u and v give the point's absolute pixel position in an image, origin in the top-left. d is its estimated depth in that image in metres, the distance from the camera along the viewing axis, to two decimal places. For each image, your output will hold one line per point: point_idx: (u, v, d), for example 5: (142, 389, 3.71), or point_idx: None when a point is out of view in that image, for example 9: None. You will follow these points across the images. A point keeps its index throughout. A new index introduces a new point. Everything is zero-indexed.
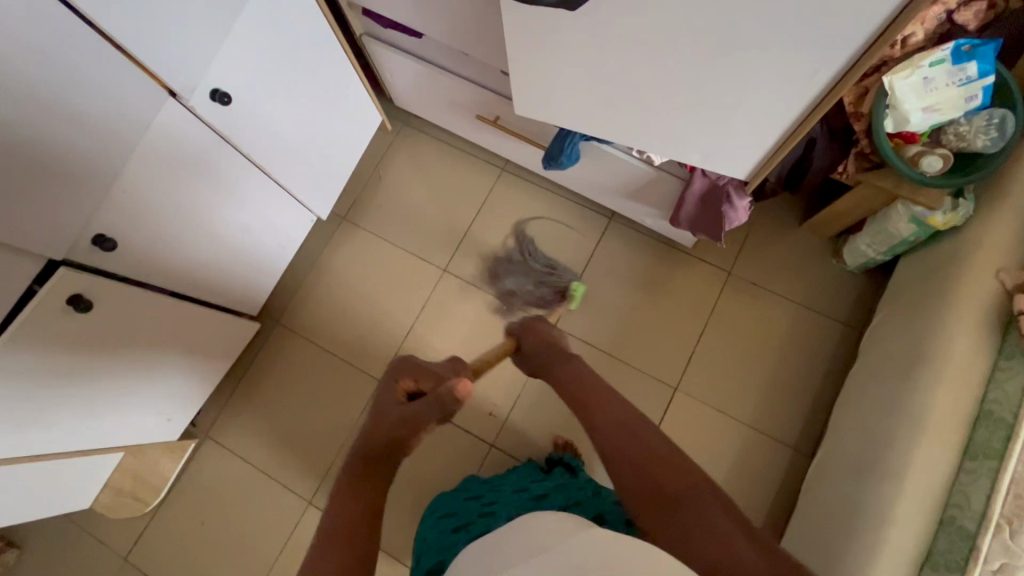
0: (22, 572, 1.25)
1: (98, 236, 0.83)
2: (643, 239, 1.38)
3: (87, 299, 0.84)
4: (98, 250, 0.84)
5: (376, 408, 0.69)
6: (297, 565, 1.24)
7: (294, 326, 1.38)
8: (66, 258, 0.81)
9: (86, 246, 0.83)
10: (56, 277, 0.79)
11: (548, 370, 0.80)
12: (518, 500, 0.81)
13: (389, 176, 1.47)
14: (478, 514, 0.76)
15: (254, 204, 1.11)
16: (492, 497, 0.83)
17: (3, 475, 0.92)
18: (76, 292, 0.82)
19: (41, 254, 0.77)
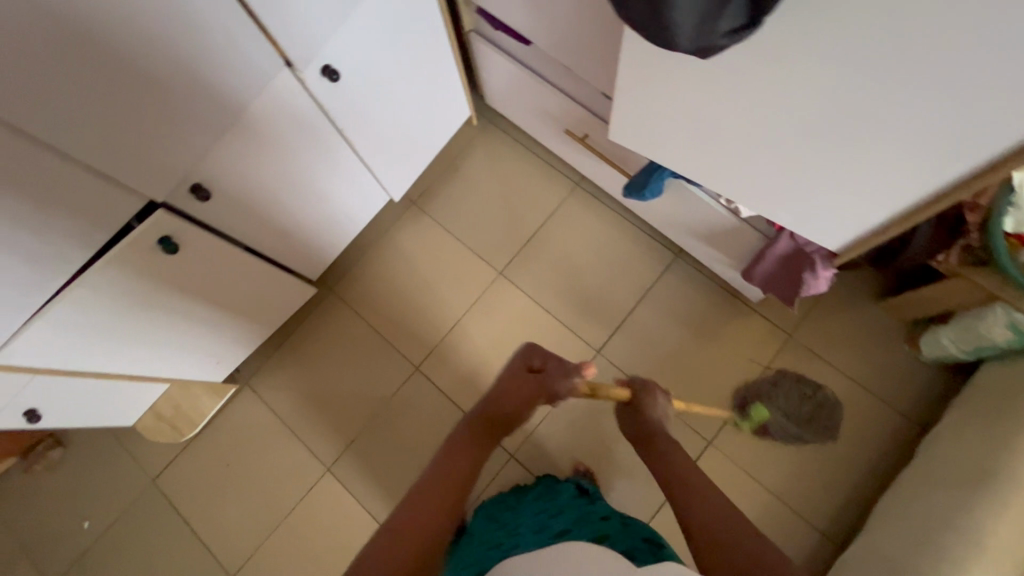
0: (63, 470, 1.35)
1: (196, 185, 0.88)
2: (705, 282, 1.34)
3: (175, 241, 0.90)
4: (194, 199, 0.89)
5: (506, 373, 0.79)
6: (305, 526, 1.28)
7: (346, 297, 1.42)
8: (166, 201, 0.86)
9: (184, 192, 0.88)
10: (155, 217, 0.85)
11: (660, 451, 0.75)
12: (537, 536, 0.82)
13: (464, 170, 1.48)
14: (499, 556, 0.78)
15: (340, 178, 1.14)
16: (510, 539, 0.85)
17: (64, 381, 0.99)
18: (166, 233, 0.88)
19: (145, 194, 0.82)
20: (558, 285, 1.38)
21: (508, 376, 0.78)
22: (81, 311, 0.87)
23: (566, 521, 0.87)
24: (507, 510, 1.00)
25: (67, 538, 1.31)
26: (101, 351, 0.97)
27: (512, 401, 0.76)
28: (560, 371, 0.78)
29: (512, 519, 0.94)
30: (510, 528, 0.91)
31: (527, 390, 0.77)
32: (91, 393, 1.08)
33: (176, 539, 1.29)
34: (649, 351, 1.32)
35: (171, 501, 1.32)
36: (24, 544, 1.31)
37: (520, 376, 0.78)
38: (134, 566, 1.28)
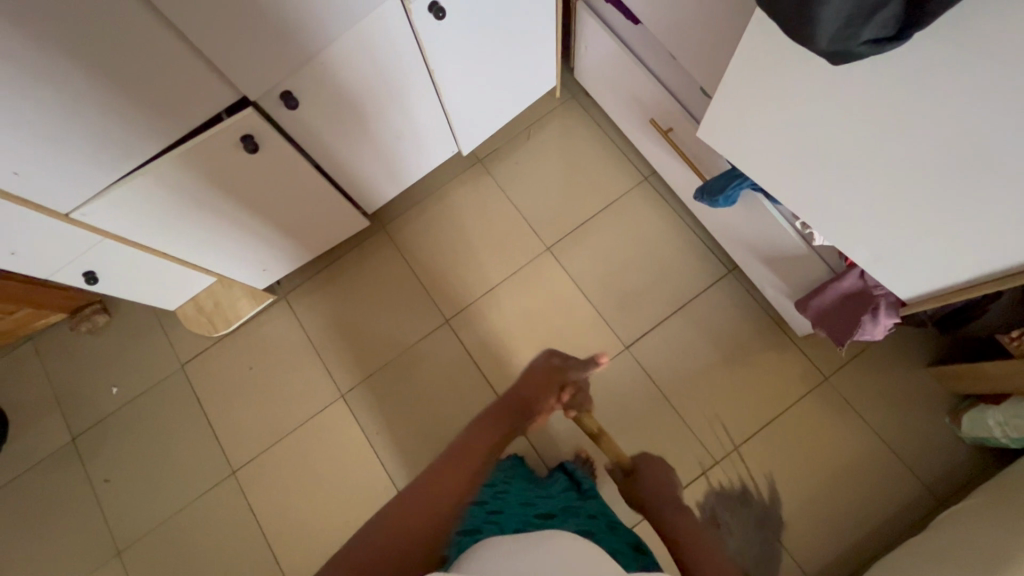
0: (104, 336, 1.44)
1: (286, 93, 0.90)
2: (752, 305, 1.31)
3: (256, 141, 0.92)
4: (282, 105, 0.91)
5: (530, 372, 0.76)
6: (309, 441, 1.33)
7: (394, 237, 1.44)
8: (257, 100, 0.89)
9: (275, 97, 0.90)
10: (242, 113, 0.88)
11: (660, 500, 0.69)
12: (520, 515, 0.82)
13: (536, 139, 1.47)
14: (482, 522, 0.78)
15: (418, 117, 1.15)
16: (494, 505, 0.85)
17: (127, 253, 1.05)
18: (249, 132, 0.90)
19: (240, 89, 0.85)
20: (603, 275, 1.37)
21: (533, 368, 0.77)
22: (154, 187, 0.90)
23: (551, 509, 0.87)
24: (498, 476, 1.05)
25: (96, 398, 1.39)
26: (163, 232, 1.01)
27: (534, 389, 0.74)
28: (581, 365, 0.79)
29: (502, 487, 0.97)
30: (496, 492, 0.92)
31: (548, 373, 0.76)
32: (145, 269, 1.14)
33: (190, 423, 1.36)
34: (678, 359, 1.30)
35: (193, 388, 1.39)
36: (57, 395, 1.40)
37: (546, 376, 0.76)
38: (149, 440, 1.35)
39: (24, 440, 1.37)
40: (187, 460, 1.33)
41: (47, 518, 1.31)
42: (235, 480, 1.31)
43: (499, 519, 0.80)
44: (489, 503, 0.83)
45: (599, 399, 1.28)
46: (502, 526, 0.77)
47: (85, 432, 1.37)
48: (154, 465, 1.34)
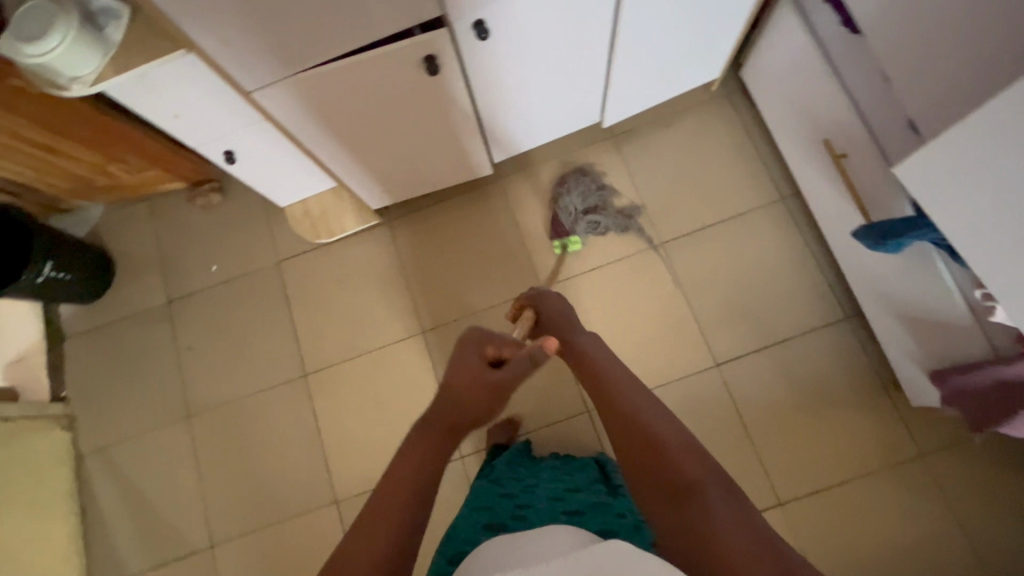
0: (213, 214, 1.49)
1: (480, 22, 0.86)
2: (862, 359, 1.23)
3: (437, 66, 0.89)
4: (472, 34, 0.88)
5: (456, 380, 0.67)
6: (380, 367, 1.35)
7: (508, 192, 1.41)
8: (453, 22, 0.86)
9: (469, 24, 0.87)
10: (434, 33, 0.85)
11: (647, 441, 0.57)
12: (550, 509, 0.82)
13: (677, 129, 1.40)
14: (508, 519, 0.80)
15: (581, 72, 1.10)
16: (524, 500, 0.86)
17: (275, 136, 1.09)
18: (434, 53, 0.87)
19: (443, 7, 0.82)
20: (711, 286, 1.31)
21: (465, 380, 0.66)
22: (333, 91, 0.90)
23: (581, 501, 0.86)
24: (529, 468, 1.06)
25: (196, 270, 1.46)
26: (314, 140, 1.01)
27: (472, 407, 0.65)
28: (529, 361, 0.67)
29: (533, 477, 0.99)
30: (528, 486, 0.93)
31: (495, 384, 0.66)
32: (280, 158, 1.17)
33: (274, 317, 1.41)
34: (767, 392, 1.24)
35: (282, 284, 1.43)
36: (161, 257, 1.47)
37: (473, 387, 0.66)
38: (234, 323, 1.41)
39: (125, 291, 1.46)
40: (264, 351, 1.39)
41: (131, 367, 1.40)
42: (305, 383, 1.35)
43: (522, 511, 0.82)
44: (520, 498, 0.86)
45: (676, 407, 1.25)
46: (527, 522, 0.78)
47: (179, 299, 1.44)
48: (235, 346, 1.40)
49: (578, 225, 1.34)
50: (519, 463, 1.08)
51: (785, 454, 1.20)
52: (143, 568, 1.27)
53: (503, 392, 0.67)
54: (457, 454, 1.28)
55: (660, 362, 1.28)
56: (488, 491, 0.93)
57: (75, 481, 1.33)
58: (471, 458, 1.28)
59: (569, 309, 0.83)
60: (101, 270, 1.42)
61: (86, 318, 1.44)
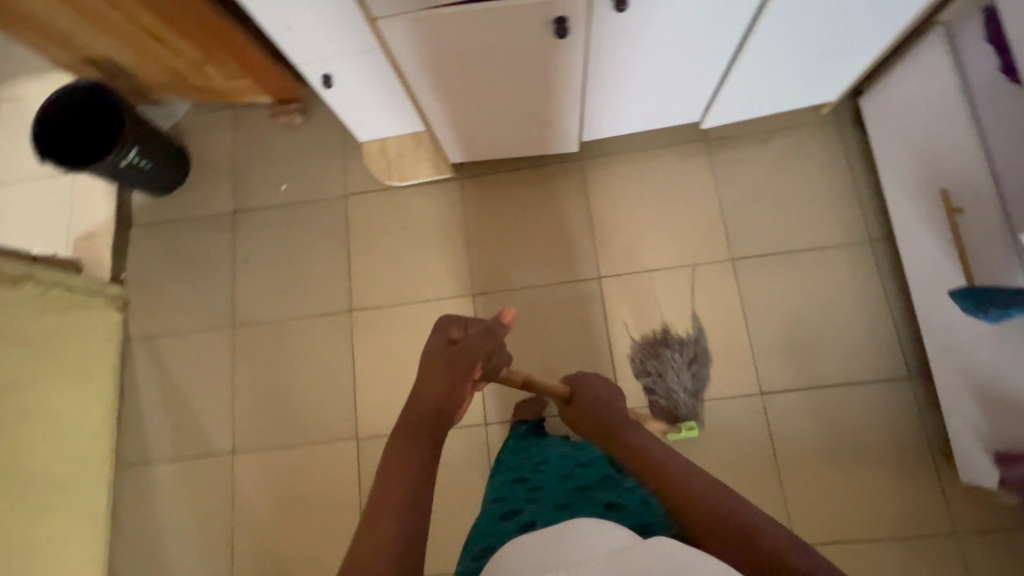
0: (291, 135, 1.49)
1: None
2: (914, 422, 1.18)
3: (566, 29, 0.84)
4: (610, 6, 0.84)
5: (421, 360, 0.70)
6: (424, 319, 1.35)
7: (587, 174, 1.37)
8: None
9: None
10: None
11: (692, 493, 0.55)
12: (562, 490, 0.70)
13: (775, 146, 1.34)
14: (522, 503, 0.69)
15: (699, 67, 1.06)
16: (536, 482, 0.75)
17: (380, 70, 1.08)
18: (566, 16, 0.83)
19: None
20: (773, 314, 1.27)
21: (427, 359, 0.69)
22: (458, 45, 0.88)
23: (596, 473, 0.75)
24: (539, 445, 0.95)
25: (265, 186, 1.47)
26: (422, 85, 0.99)
27: (440, 379, 0.66)
28: (482, 331, 0.71)
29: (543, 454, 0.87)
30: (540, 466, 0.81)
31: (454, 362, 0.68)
32: (376, 91, 1.16)
33: (331, 248, 1.42)
34: (807, 432, 1.20)
35: (345, 218, 1.43)
36: (235, 166, 1.49)
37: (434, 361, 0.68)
38: (292, 245, 1.43)
39: (195, 192, 1.49)
40: (315, 279, 1.40)
41: (188, 266, 1.44)
42: (349, 318, 1.37)
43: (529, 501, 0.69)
44: (529, 484, 0.74)
45: (710, 426, 1.22)
46: (541, 507, 0.66)
47: (244, 210, 1.46)
48: (289, 268, 1.41)
49: (687, 407, 1.23)
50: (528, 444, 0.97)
51: (810, 498, 1.17)
52: (166, 456, 1.33)
53: (464, 366, 0.68)
54: (482, 420, 1.29)
55: (705, 378, 1.25)
56: (497, 481, 0.81)
57: (118, 361, 1.38)
58: (494, 428, 1.29)
59: (613, 392, 0.80)
60: (177, 167, 1.45)
61: (154, 210, 1.48)
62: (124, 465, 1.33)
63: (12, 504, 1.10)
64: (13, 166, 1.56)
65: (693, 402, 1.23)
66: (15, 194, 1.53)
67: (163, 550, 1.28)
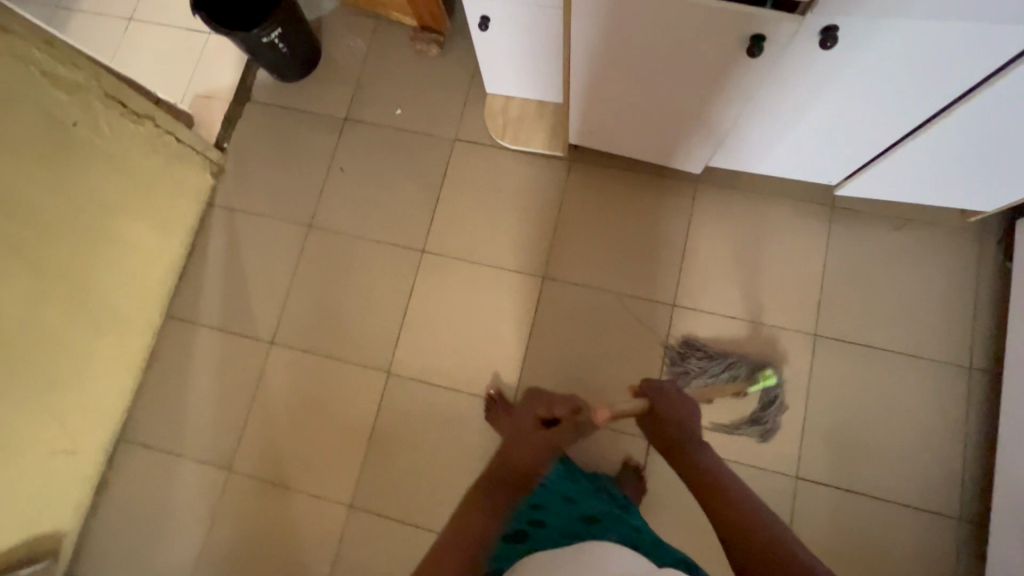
0: (422, 63, 1.48)
1: (828, 31, 0.78)
2: (946, 565, 1.11)
3: (756, 50, 0.80)
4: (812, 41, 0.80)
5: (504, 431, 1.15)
6: (489, 284, 1.34)
7: (698, 199, 1.32)
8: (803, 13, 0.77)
9: (812, 33, 0.79)
10: (775, 18, 0.76)
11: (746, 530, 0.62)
12: (565, 510, 0.76)
13: (904, 238, 1.25)
14: (528, 522, 0.73)
15: (867, 130, 0.99)
16: (540, 499, 0.79)
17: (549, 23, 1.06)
18: (760, 34, 0.79)
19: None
20: (838, 404, 1.20)
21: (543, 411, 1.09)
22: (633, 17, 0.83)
23: (594, 509, 0.79)
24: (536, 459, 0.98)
25: (381, 105, 1.47)
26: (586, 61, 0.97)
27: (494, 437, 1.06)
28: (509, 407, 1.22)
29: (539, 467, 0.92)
30: (539, 479, 0.86)
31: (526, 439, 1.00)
32: (527, 44, 1.16)
33: (424, 185, 1.41)
34: (829, 533, 1.15)
35: (446, 160, 1.42)
36: (360, 75, 1.49)
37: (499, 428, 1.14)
38: (388, 169, 1.43)
39: (315, 87, 1.50)
40: (399, 209, 1.40)
41: (287, 157, 1.46)
42: (419, 258, 1.37)
43: (540, 519, 0.73)
44: (533, 497, 0.79)
45: None
46: (547, 531, 0.71)
47: (354, 121, 1.47)
48: (379, 191, 1.42)
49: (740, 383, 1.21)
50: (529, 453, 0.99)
51: None
52: (212, 324, 1.38)
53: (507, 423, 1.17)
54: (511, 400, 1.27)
55: (745, 440, 1.20)
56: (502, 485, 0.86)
57: (198, 220, 1.43)
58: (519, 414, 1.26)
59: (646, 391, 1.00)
60: (310, 58, 1.46)
61: (273, 92, 1.50)
62: (173, 317, 1.39)
63: (74, 317, 1.16)
64: (160, 9, 1.61)
65: (741, 359, 1.22)
66: (153, 36, 1.59)
67: (180, 408, 1.34)
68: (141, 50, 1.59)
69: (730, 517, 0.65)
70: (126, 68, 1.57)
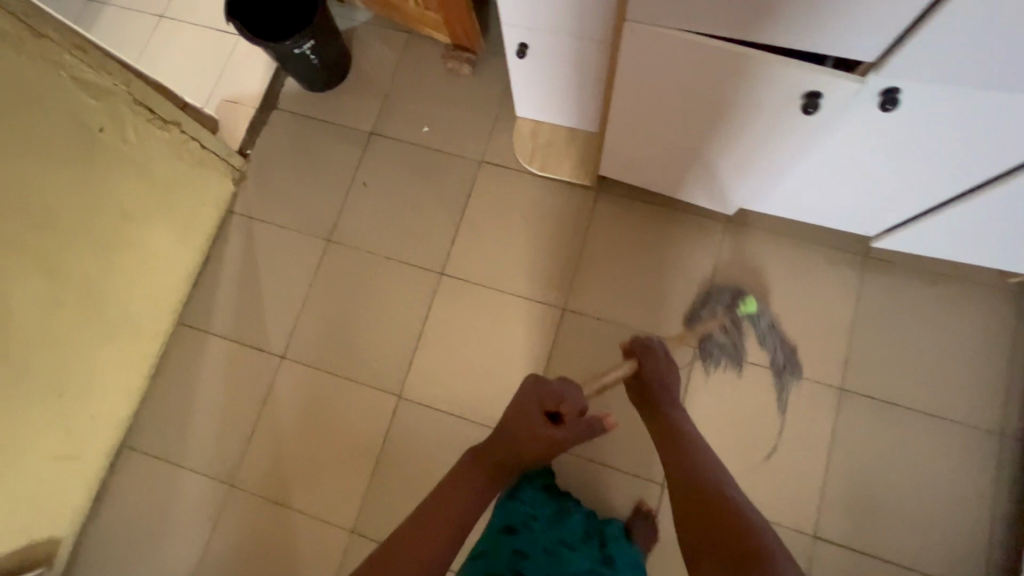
0: (452, 81, 1.46)
1: (890, 93, 0.77)
2: None
3: (813, 106, 0.79)
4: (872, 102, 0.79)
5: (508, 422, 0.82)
6: (507, 312, 1.31)
7: (727, 240, 1.29)
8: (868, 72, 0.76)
9: (873, 94, 0.78)
10: (839, 77, 0.75)
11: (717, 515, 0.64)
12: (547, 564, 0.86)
13: (937, 294, 1.21)
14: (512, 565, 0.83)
15: (914, 188, 0.96)
16: (527, 547, 0.89)
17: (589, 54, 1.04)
18: (818, 92, 0.78)
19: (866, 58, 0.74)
20: (861, 462, 1.16)
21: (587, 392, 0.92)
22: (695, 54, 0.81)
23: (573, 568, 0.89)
24: (535, 497, 1.05)
25: (408, 120, 1.45)
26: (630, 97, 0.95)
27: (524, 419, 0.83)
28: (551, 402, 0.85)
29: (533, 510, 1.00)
30: (530, 526, 0.95)
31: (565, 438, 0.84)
32: (564, 73, 1.14)
33: (447, 205, 1.39)
34: None
35: (471, 181, 1.39)
36: (388, 88, 1.47)
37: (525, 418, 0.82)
38: (412, 187, 1.41)
39: (342, 99, 1.48)
40: (420, 228, 1.38)
41: (310, 167, 1.44)
42: (437, 279, 1.35)
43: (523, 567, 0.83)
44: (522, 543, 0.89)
45: None
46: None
47: (380, 135, 1.45)
48: (400, 208, 1.40)
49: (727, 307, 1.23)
50: (529, 489, 1.07)
51: None
52: (224, 333, 1.36)
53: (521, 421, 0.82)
54: None
55: (762, 492, 1.16)
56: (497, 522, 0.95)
57: (216, 227, 1.41)
58: None
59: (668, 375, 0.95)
60: (340, 69, 1.45)
61: (300, 100, 1.49)
62: (184, 323, 1.37)
63: (86, 320, 1.15)
64: (191, 10, 1.60)
65: (721, 288, 1.25)
66: (183, 34, 1.58)
67: (186, 416, 1.32)
68: (169, 49, 1.57)
69: (703, 506, 0.66)
70: (155, 65, 1.56)
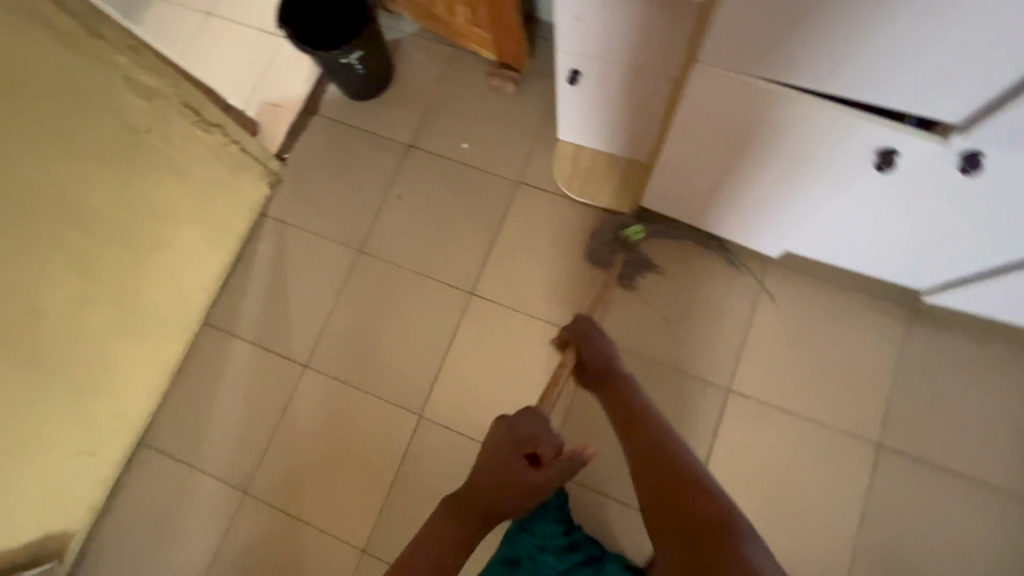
0: (495, 99, 1.45)
1: (973, 156, 0.74)
2: None
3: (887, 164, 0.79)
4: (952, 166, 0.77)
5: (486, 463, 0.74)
6: (536, 337, 1.28)
7: (768, 281, 1.25)
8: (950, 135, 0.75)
9: (954, 158, 0.76)
10: (919, 136, 0.76)
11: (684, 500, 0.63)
12: None
13: (985, 354, 1.17)
14: None
15: (980, 249, 0.94)
16: None
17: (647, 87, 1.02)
18: (894, 150, 0.79)
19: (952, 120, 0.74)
20: (896, 526, 1.11)
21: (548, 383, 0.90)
22: (773, 102, 0.81)
23: None
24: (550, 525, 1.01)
25: (448, 135, 1.44)
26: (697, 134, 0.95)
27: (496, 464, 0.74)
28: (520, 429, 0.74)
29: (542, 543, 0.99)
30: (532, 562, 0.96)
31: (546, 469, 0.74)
32: (615, 102, 1.12)
33: (482, 223, 1.37)
34: None
35: (508, 202, 1.37)
36: (430, 102, 1.46)
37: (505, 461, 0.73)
38: (447, 202, 1.39)
39: (383, 109, 1.47)
40: (452, 245, 1.36)
41: (346, 176, 1.43)
42: (467, 298, 1.32)
43: None
44: None
45: None
46: None
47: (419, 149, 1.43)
48: (434, 223, 1.38)
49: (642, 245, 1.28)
50: (545, 516, 1.03)
51: None
52: (248, 337, 1.35)
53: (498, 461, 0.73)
54: None
55: (790, 548, 1.12)
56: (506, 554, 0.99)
57: (249, 229, 1.40)
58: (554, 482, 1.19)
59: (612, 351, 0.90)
60: (383, 80, 1.44)
61: (341, 108, 1.48)
62: (210, 324, 1.36)
63: (118, 316, 1.15)
64: (240, 10, 1.61)
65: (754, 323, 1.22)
66: (230, 33, 1.59)
67: (205, 418, 1.31)
68: (215, 48, 1.58)
69: (664, 487, 0.65)
70: (200, 62, 1.57)
